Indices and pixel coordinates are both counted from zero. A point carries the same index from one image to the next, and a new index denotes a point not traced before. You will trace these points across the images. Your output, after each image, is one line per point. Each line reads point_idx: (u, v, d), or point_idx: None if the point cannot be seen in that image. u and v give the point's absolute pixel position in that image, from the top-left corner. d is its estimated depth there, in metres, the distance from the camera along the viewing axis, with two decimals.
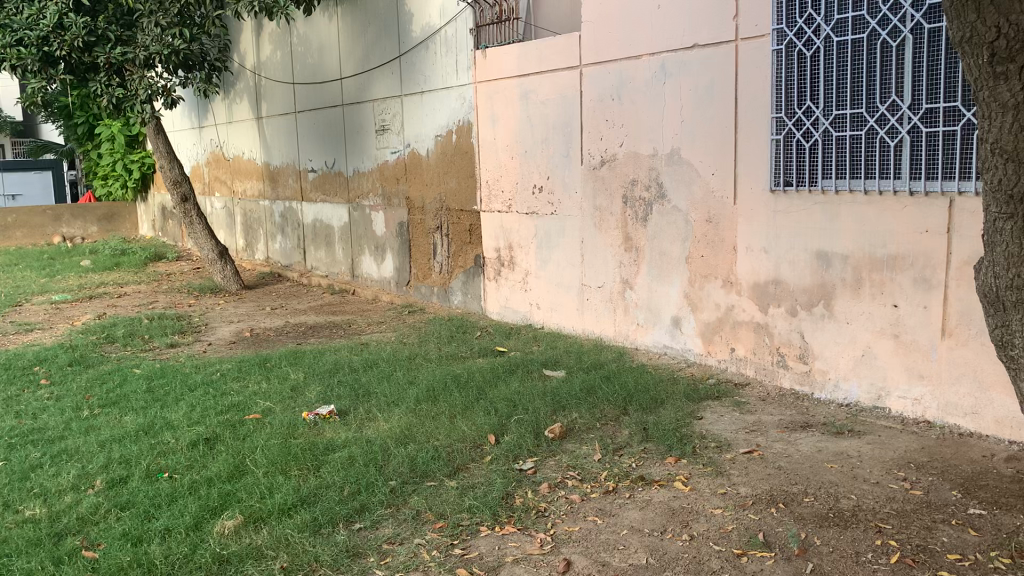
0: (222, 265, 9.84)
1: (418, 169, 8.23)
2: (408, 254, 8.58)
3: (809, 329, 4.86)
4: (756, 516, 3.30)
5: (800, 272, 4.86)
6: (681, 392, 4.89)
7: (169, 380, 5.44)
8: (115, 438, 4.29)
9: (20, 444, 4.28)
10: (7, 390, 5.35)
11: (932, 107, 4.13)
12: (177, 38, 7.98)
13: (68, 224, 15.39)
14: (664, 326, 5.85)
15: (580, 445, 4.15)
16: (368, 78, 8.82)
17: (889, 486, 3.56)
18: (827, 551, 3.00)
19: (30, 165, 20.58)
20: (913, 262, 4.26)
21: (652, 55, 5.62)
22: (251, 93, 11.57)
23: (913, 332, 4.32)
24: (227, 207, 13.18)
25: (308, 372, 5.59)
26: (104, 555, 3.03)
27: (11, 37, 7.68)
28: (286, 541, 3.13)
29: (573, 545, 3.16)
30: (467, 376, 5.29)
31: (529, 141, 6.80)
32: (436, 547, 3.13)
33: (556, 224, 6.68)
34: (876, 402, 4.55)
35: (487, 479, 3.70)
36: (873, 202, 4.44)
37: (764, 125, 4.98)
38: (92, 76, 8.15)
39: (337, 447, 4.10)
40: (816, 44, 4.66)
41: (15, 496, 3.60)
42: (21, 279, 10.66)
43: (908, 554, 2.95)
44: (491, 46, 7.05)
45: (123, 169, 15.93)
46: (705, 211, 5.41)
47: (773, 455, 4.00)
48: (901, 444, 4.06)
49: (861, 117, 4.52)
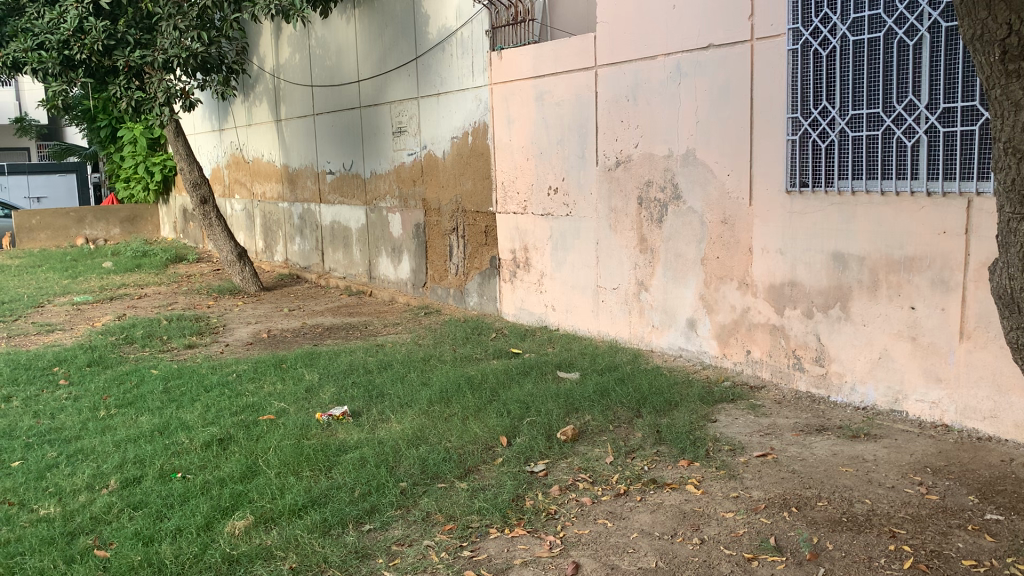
0: (241, 267, 9.92)
1: (434, 170, 8.25)
2: (424, 255, 8.60)
3: (825, 331, 4.81)
4: (768, 520, 3.27)
5: (816, 274, 4.80)
6: (695, 394, 4.86)
7: (186, 380, 5.50)
8: (130, 437, 4.34)
9: (38, 443, 4.34)
10: (27, 389, 5.43)
11: (950, 107, 4.09)
12: (196, 41, 7.98)
13: (91, 225, 15.62)
14: (680, 328, 5.81)
15: (592, 447, 4.14)
16: (385, 80, 8.85)
17: (904, 491, 3.51)
18: (839, 556, 2.96)
19: (55, 168, 21.09)
20: (932, 263, 4.20)
21: (668, 55, 5.59)
22: (270, 95, 11.65)
23: (930, 335, 4.26)
24: (247, 209, 13.28)
25: (322, 374, 5.62)
26: (116, 554, 3.06)
27: (32, 41, 7.86)
28: (296, 541, 3.14)
29: (582, 548, 3.14)
30: (481, 377, 5.29)
31: (544, 142, 6.80)
32: (445, 549, 3.13)
33: (571, 225, 6.66)
34: (893, 405, 4.49)
35: (498, 481, 3.69)
36: (890, 203, 4.38)
37: (780, 125, 4.93)
38: (112, 78, 8.27)
39: (349, 448, 4.11)
40: (832, 43, 4.61)
41: (31, 495, 3.65)
42: (44, 280, 10.83)
43: (921, 560, 2.91)
44: (507, 47, 7.04)
45: (145, 171, 16.15)
46: (720, 213, 5.37)
47: (788, 458, 3.96)
48: (917, 448, 4.00)
49: (878, 117, 4.47)
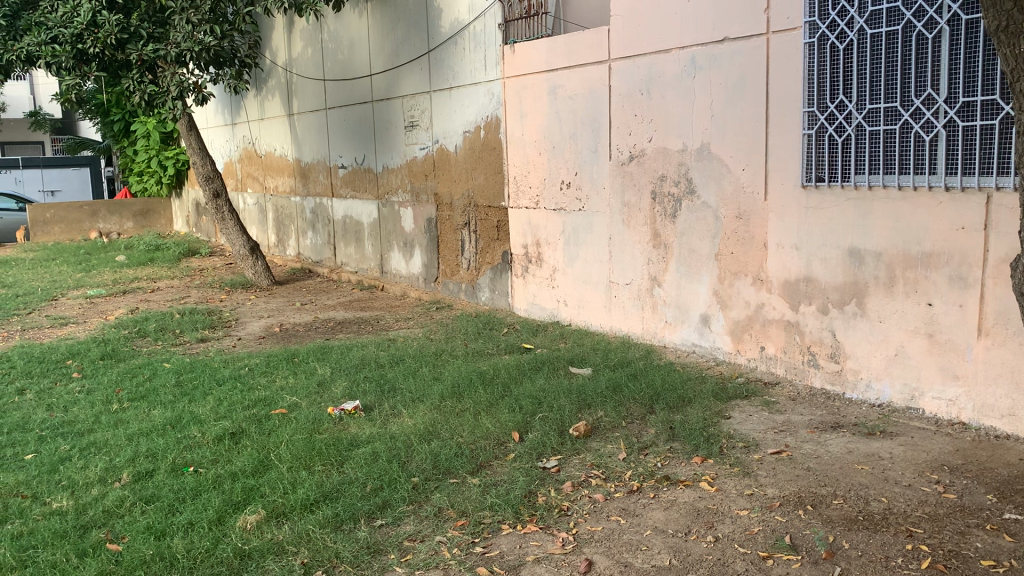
0: (253, 261, 9.94)
1: (446, 164, 8.22)
2: (436, 250, 8.58)
3: (840, 328, 4.75)
4: (783, 519, 3.23)
5: (832, 270, 4.75)
6: (708, 390, 4.82)
7: (198, 374, 5.51)
8: (143, 431, 4.36)
9: (51, 436, 4.36)
10: (41, 382, 5.46)
11: (969, 101, 4.04)
12: (209, 35, 8.02)
13: (105, 219, 15.71)
14: (693, 324, 5.77)
15: (604, 444, 4.11)
16: (397, 74, 8.83)
17: (921, 489, 3.47)
18: (855, 555, 2.92)
19: (69, 162, 21.18)
20: (949, 259, 4.14)
21: (682, 49, 5.54)
22: (283, 89, 11.65)
23: (948, 332, 4.20)
24: (259, 203, 13.30)
25: (334, 368, 5.61)
26: (128, 548, 3.07)
27: (46, 35, 7.83)
28: (308, 537, 3.13)
29: (595, 545, 3.12)
30: (493, 373, 5.28)
31: (557, 136, 6.76)
32: (457, 545, 3.11)
33: (584, 220, 6.62)
34: (910, 403, 4.44)
35: (510, 477, 3.67)
36: (908, 198, 4.32)
37: (795, 119, 4.88)
38: (125, 73, 8.28)
39: (361, 443, 4.10)
40: (849, 36, 4.56)
41: (45, 487, 3.67)
42: (58, 273, 10.87)
43: (939, 560, 2.87)
44: (519, 41, 7.01)
45: (158, 166, 16.20)
46: (735, 208, 5.33)
47: (803, 455, 3.92)
48: (934, 446, 3.96)
49: (896, 112, 4.41)
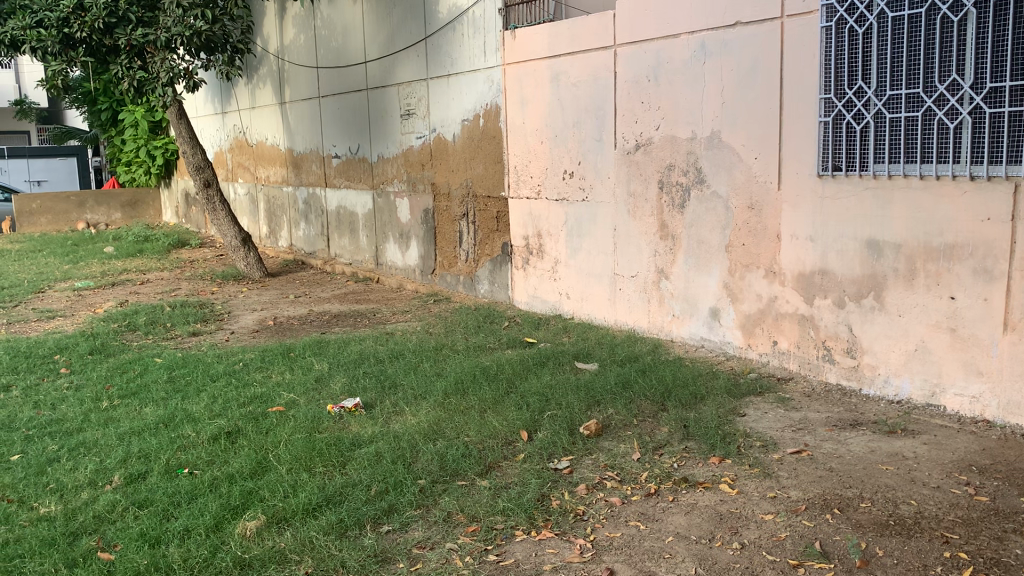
0: (245, 252, 9.72)
1: (444, 153, 8.03)
2: (433, 241, 8.39)
3: (857, 322, 4.61)
4: (811, 523, 3.08)
5: (848, 263, 4.60)
6: (721, 386, 4.68)
7: (190, 370, 5.30)
8: (134, 430, 4.17)
9: (38, 436, 4.16)
10: (28, 378, 5.26)
11: (997, 87, 3.90)
12: (200, 19, 7.82)
13: (92, 210, 15.41)
14: (702, 318, 5.61)
15: (617, 443, 3.94)
16: (393, 61, 8.61)
17: (951, 491, 3.33)
18: (892, 563, 2.78)
19: (54, 152, 20.84)
20: (973, 252, 4.00)
21: (691, 34, 5.36)
22: (275, 77, 11.39)
23: (971, 327, 4.06)
24: (250, 194, 13.05)
25: (331, 363, 5.43)
26: (120, 557, 2.88)
27: (30, 19, 7.52)
28: (311, 544, 2.96)
29: (615, 553, 2.96)
30: (497, 368, 5.11)
31: (559, 125, 6.58)
32: (470, 553, 2.95)
33: (588, 211, 6.44)
34: (930, 400, 4.29)
35: (521, 479, 3.51)
36: (930, 187, 4.16)
37: (812, 106, 4.71)
38: (113, 58, 8.01)
39: (363, 443, 3.92)
40: (868, 20, 4.40)
41: (31, 491, 3.47)
42: (44, 265, 10.58)
43: (981, 568, 2.72)
44: (521, 27, 6.83)
45: (147, 155, 15.92)
46: (747, 198, 5.16)
47: (824, 455, 3.77)
48: (959, 445, 3.82)
49: (918, 98, 4.25)
